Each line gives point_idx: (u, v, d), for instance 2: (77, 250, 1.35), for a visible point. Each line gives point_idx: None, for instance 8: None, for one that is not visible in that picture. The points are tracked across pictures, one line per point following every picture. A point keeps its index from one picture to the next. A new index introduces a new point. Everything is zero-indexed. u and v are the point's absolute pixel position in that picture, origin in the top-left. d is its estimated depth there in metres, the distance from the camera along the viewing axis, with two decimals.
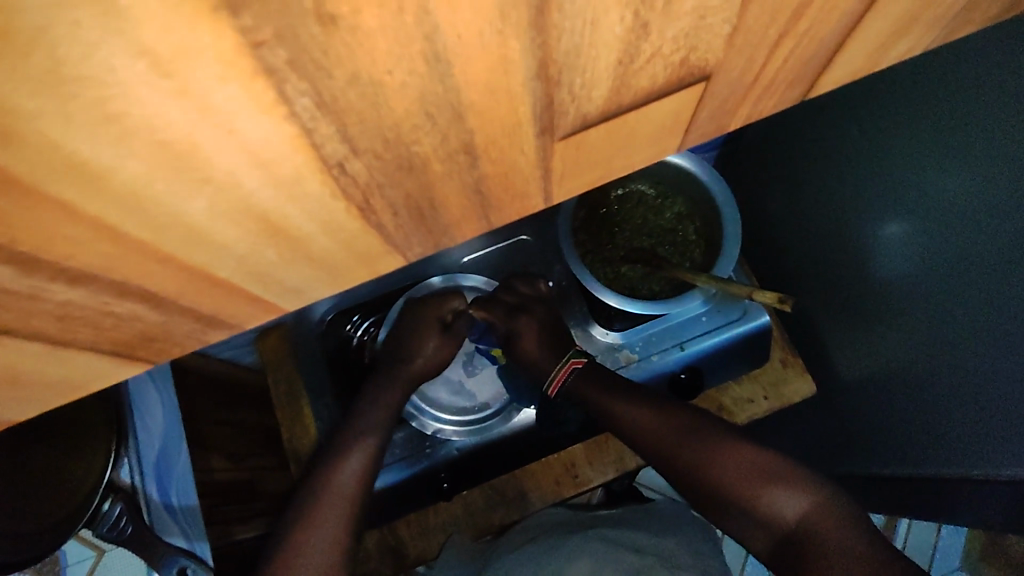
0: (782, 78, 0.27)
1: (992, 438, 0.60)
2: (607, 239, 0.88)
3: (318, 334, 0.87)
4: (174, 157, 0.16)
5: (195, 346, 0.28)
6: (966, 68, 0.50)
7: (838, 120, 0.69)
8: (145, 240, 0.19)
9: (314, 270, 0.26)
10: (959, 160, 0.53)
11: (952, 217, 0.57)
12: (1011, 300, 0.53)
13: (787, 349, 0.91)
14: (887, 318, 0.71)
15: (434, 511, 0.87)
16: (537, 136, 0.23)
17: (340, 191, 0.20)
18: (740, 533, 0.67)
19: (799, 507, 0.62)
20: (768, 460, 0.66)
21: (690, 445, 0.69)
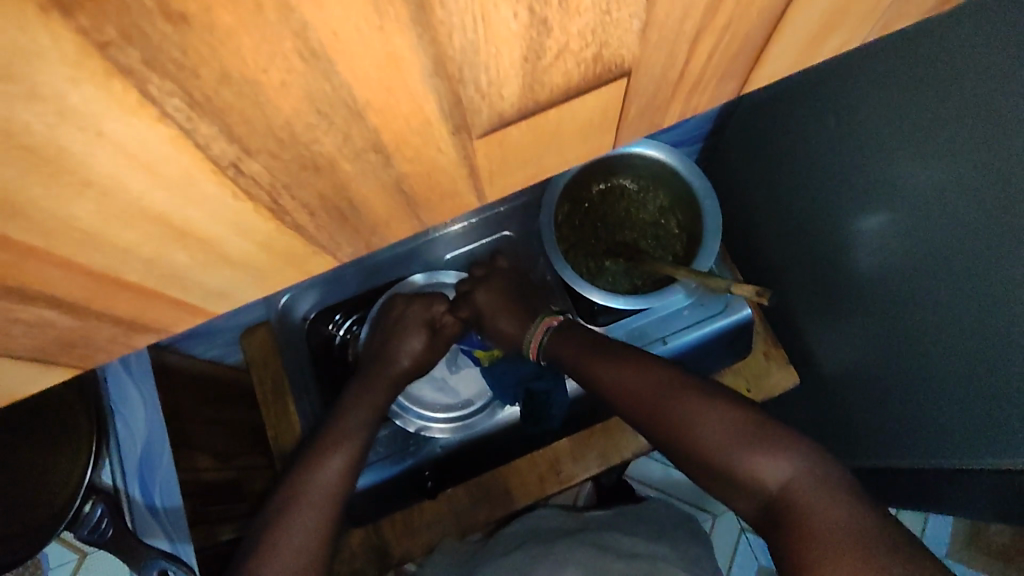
0: (713, 72, 0.26)
1: (980, 424, 0.58)
2: (590, 233, 0.87)
3: (301, 331, 0.88)
4: (43, 161, 0.15)
5: (121, 350, 0.27)
6: (924, 48, 0.48)
7: (811, 112, 0.68)
8: (34, 245, 0.18)
9: (236, 272, 0.25)
10: (930, 142, 0.51)
11: (926, 205, 0.55)
12: (994, 284, 0.50)
13: (770, 340, 0.90)
14: (871, 308, 0.70)
15: (418, 511, 0.84)
16: (451, 134, 0.22)
17: (241, 191, 0.20)
18: (724, 497, 0.59)
19: (785, 472, 0.55)
20: (754, 422, 0.59)
21: (669, 401, 0.63)
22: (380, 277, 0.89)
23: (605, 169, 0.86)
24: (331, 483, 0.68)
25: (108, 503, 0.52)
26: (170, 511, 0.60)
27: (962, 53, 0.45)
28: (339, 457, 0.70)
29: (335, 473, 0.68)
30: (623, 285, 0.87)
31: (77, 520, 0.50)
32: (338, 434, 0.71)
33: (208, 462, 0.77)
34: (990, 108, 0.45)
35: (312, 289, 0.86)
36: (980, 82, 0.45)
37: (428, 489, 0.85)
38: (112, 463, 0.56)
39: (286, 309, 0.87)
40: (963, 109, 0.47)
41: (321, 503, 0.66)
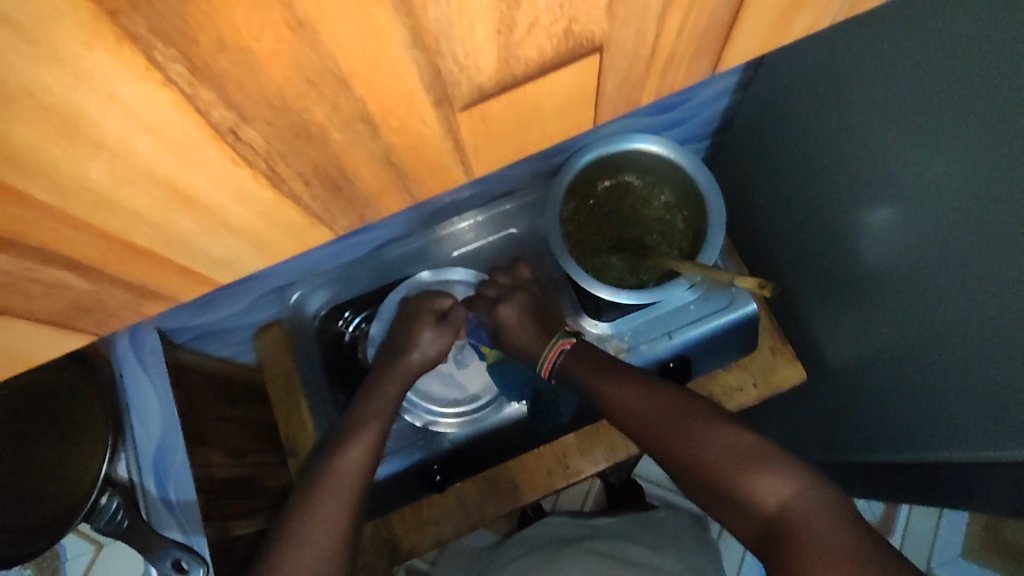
0: (684, 51, 0.28)
1: (986, 420, 0.58)
2: (595, 229, 0.89)
3: (312, 330, 0.91)
4: (62, 123, 0.17)
5: (135, 316, 0.29)
6: (917, 27, 0.50)
7: (815, 105, 0.69)
8: (54, 206, 0.20)
9: (238, 242, 0.27)
10: (923, 120, 0.53)
11: (934, 199, 0.56)
12: (989, 263, 0.52)
13: (777, 337, 0.92)
14: (877, 302, 0.70)
15: (428, 504, 0.87)
16: (434, 106, 0.24)
17: (240, 158, 0.22)
18: (724, 518, 0.62)
19: (784, 494, 0.57)
20: (755, 444, 0.61)
21: (673, 424, 0.65)
22: (390, 274, 0.90)
23: (609, 167, 0.87)
24: (352, 474, 0.70)
25: (122, 496, 0.55)
26: (185, 506, 0.59)
27: (966, 55, 0.46)
28: (359, 445, 0.72)
29: (358, 460, 0.71)
30: (629, 281, 0.88)
31: (94, 512, 0.53)
32: (359, 423, 0.74)
33: (221, 459, 0.78)
34: (981, 82, 0.46)
35: (322, 286, 0.89)
36: (968, 59, 0.46)
37: (436, 483, 0.83)
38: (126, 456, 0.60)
39: (298, 306, 0.89)
40: (954, 86, 0.49)
41: (348, 493, 0.69)
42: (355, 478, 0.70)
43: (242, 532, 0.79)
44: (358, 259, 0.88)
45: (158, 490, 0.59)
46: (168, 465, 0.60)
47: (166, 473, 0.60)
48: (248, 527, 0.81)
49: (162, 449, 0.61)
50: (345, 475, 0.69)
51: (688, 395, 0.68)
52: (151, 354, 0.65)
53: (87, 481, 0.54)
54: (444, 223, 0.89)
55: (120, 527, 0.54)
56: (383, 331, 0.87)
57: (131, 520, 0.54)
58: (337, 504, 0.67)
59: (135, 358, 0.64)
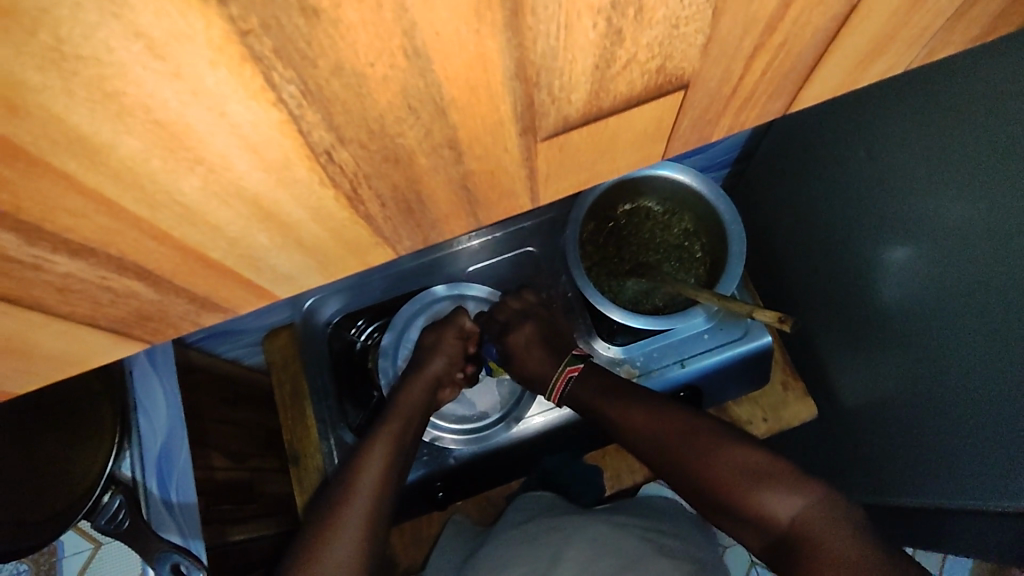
0: (763, 89, 0.28)
1: (995, 472, 0.57)
2: (614, 253, 0.89)
3: (323, 337, 0.89)
4: (169, 136, 0.17)
5: (190, 327, 0.29)
6: (945, 81, 0.50)
7: (841, 145, 0.69)
8: (142, 217, 0.20)
9: (305, 258, 0.27)
10: (949, 168, 0.53)
11: (961, 246, 0.55)
12: (1000, 305, 0.52)
13: (789, 371, 0.91)
14: (889, 342, 0.70)
15: (427, 521, 0.90)
16: (519, 135, 0.24)
17: (328, 179, 0.22)
18: (737, 532, 0.63)
19: (795, 508, 0.58)
20: (762, 459, 0.62)
21: (682, 444, 0.66)
22: (405, 285, 0.89)
23: (630, 191, 0.87)
24: (372, 491, 0.69)
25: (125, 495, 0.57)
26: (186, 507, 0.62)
27: (995, 99, 0.46)
28: (375, 462, 0.71)
29: (376, 478, 0.70)
30: (645, 305, 0.87)
31: (95, 510, 0.55)
32: (379, 438, 0.72)
33: (224, 461, 0.78)
34: (1010, 132, 0.46)
35: (337, 295, 0.87)
36: (996, 108, 0.46)
37: (439, 500, 0.85)
38: (131, 456, 0.63)
39: (311, 312, 0.88)
40: (978, 133, 0.49)
41: (365, 501, 0.68)
42: (369, 502, 0.68)
43: (239, 539, 0.77)
44: (375, 268, 0.86)
45: (161, 491, 0.62)
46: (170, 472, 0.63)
47: (167, 477, 0.63)
48: (246, 533, 0.79)
49: (165, 457, 0.64)
50: (363, 493, 0.68)
51: (696, 414, 0.68)
52: (164, 358, 0.67)
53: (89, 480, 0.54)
54: (461, 239, 0.86)
55: (121, 527, 0.56)
56: (394, 342, 0.87)
57: (131, 521, 0.56)
58: (351, 516, 0.67)
59: (151, 363, 0.66)
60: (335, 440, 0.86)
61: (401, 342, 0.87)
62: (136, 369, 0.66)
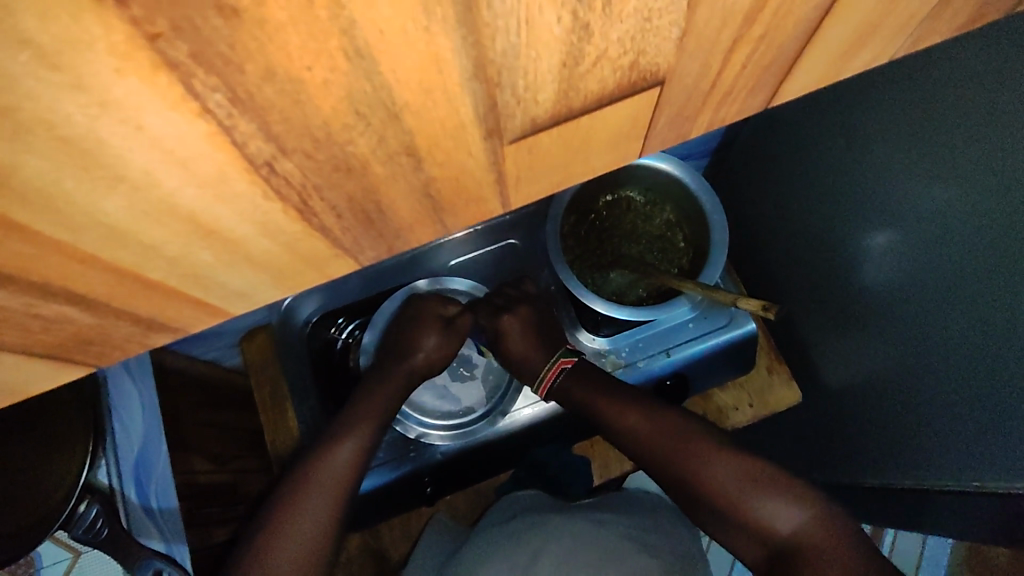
0: (743, 83, 0.26)
1: (990, 456, 0.57)
2: (597, 245, 0.87)
3: (302, 337, 0.85)
4: (80, 154, 0.15)
5: (138, 348, 0.27)
6: (924, 73, 0.49)
7: (822, 134, 0.67)
8: (62, 241, 0.18)
9: (258, 273, 0.25)
10: (931, 155, 0.52)
11: (940, 231, 0.54)
12: (986, 291, 0.51)
13: (775, 356, 0.88)
14: (873, 329, 0.69)
15: (415, 515, 0.86)
16: (484, 139, 0.22)
17: (273, 192, 0.20)
18: (732, 540, 0.65)
19: (794, 520, 0.61)
20: (759, 467, 0.64)
21: (681, 452, 0.67)
22: (385, 282, 0.85)
23: (611, 182, 0.86)
24: (343, 472, 0.69)
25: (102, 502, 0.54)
26: (167, 513, 0.62)
27: (977, 85, 0.45)
28: (346, 447, 0.70)
29: (347, 461, 0.69)
30: (629, 296, 0.86)
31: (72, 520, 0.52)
32: (353, 421, 0.72)
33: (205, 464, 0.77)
34: (989, 117, 0.45)
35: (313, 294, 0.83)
36: (977, 93, 0.45)
37: (427, 495, 0.82)
38: (108, 463, 0.60)
39: (288, 312, 0.84)
40: (959, 117, 0.48)
41: (333, 491, 0.67)
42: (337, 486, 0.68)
43: (221, 541, 0.77)
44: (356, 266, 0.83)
45: (139, 497, 0.61)
46: (150, 473, 0.62)
47: (147, 481, 0.62)
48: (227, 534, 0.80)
49: (142, 459, 0.62)
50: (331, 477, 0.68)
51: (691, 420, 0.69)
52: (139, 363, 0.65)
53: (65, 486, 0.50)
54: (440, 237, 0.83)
55: (101, 536, 0.54)
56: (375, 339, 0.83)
57: (111, 530, 0.54)
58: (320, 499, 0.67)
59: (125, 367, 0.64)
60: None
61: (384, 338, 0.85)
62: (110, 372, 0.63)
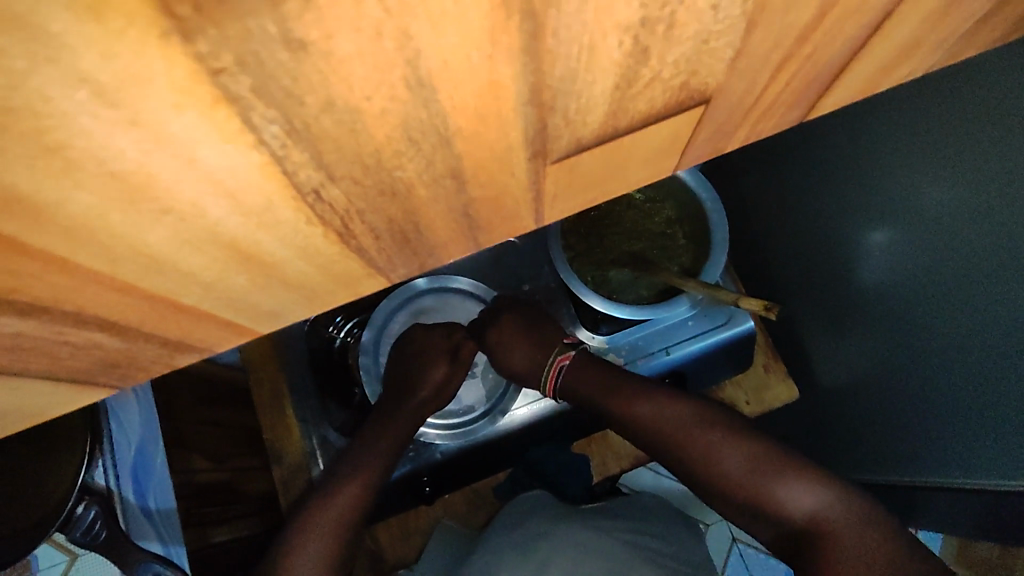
0: (784, 99, 0.26)
1: (991, 453, 0.57)
2: (598, 243, 0.85)
3: (299, 335, 0.84)
4: (129, 189, 0.14)
5: (163, 369, 0.26)
6: (919, 88, 0.49)
7: (818, 137, 0.67)
8: (102, 272, 0.17)
9: (290, 293, 0.24)
10: (929, 157, 0.51)
11: (939, 236, 0.54)
12: (989, 286, 0.51)
13: (771, 354, 0.89)
14: (869, 325, 0.69)
15: (415, 514, 0.85)
16: (528, 160, 0.21)
17: (316, 217, 0.19)
18: (747, 525, 0.64)
19: (809, 504, 0.60)
20: (770, 452, 0.64)
21: (688, 439, 0.66)
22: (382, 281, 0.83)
23: None
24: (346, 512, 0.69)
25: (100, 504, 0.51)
26: (164, 512, 0.65)
27: (973, 100, 0.45)
28: (352, 488, 0.71)
29: (353, 500, 0.70)
30: (629, 293, 0.84)
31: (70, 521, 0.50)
32: (362, 460, 0.73)
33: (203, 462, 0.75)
34: (990, 133, 0.44)
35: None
36: (974, 110, 0.45)
37: (425, 496, 0.81)
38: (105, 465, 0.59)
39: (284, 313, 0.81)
40: (955, 131, 0.47)
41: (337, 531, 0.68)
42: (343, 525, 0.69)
43: (219, 541, 0.75)
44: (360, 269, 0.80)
45: (137, 498, 0.62)
46: (147, 475, 0.64)
47: (144, 481, 0.64)
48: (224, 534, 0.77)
49: (140, 458, 0.64)
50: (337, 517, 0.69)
51: (706, 407, 0.68)
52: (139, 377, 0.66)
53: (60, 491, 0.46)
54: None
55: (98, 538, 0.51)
56: (373, 339, 0.82)
57: (109, 532, 0.51)
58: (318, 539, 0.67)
59: None
60: (318, 439, 0.84)
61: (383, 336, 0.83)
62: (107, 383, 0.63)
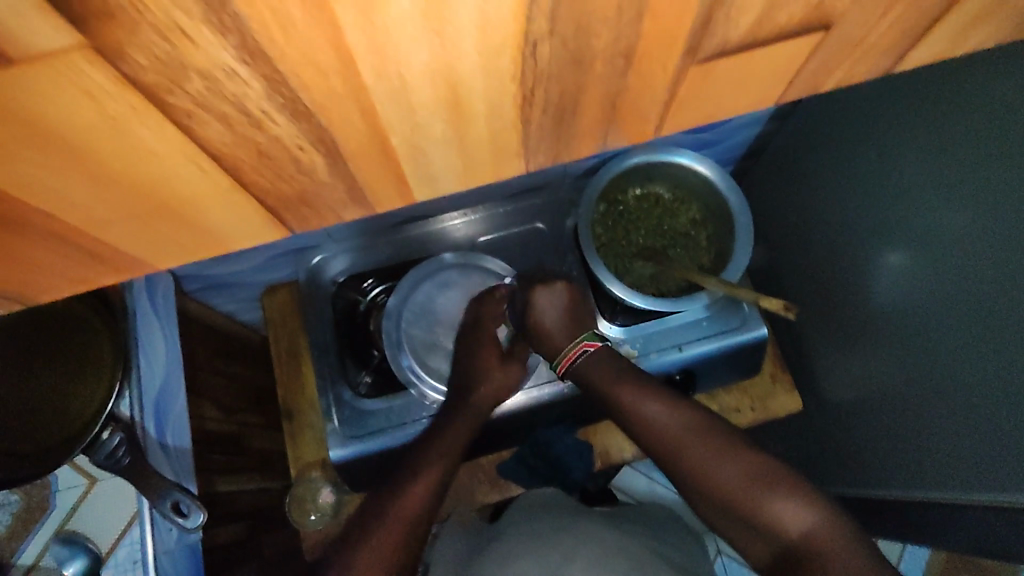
0: (880, 45, 0.30)
1: (964, 462, 0.59)
2: (621, 235, 0.82)
3: (328, 294, 0.81)
4: (432, 3, 0.19)
5: (329, 220, 0.31)
6: (960, 91, 0.53)
7: (845, 146, 0.71)
8: (364, 86, 0.22)
9: (457, 158, 0.29)
10: (951, 158, 0.55)
11: (953, 247, 0.57)
12: (995, 301, 0.53)
13: (777, 364, 0.91)
14: (873, 337, 0.71)
15: None
16: (682, 55, 0.26)
17: (520, 73, 0.24)
18: (737, 541, 0.58)
19: (805, 524, 0.53)
20: (769, 467, 0.56)
21: (685, 449, 0.58)
22: (410, 251, 0.81)
23: (643, 174, 0.81)
24: (417, 505, 0.61)
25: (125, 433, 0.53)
26: (180, 451, 0.63)
27: (1002, 109, 0.49)
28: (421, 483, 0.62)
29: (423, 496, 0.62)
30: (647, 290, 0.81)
31: (93, 446, 0.51)
32: (429, 456, 0.64)
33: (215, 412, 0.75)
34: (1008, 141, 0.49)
35: (346, 250, 0.80)
36: (994, 122, 0.50)
37: None
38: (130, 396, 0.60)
39: (316, 268, 0.80)
40: (979, 135, 0.52)
41: (404, 528, 0.60)
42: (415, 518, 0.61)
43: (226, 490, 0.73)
44: (385, 229, 0.80)
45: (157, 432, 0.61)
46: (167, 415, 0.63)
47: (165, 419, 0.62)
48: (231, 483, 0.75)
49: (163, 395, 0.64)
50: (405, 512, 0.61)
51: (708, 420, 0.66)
52: (163, 304, 0.68)
53: (88, 414, 0.52)
54: (449, 216, 0.81)
55: (120, 464, 0.52)
56: (400, 305, 0.76)
57: (131, 459, 0.52)
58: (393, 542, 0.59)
59: (152, 305, 0.66)
60: (334, 398, 0.76)
61: (409, 301, 0.76)
62: (134, 303, 0.64)
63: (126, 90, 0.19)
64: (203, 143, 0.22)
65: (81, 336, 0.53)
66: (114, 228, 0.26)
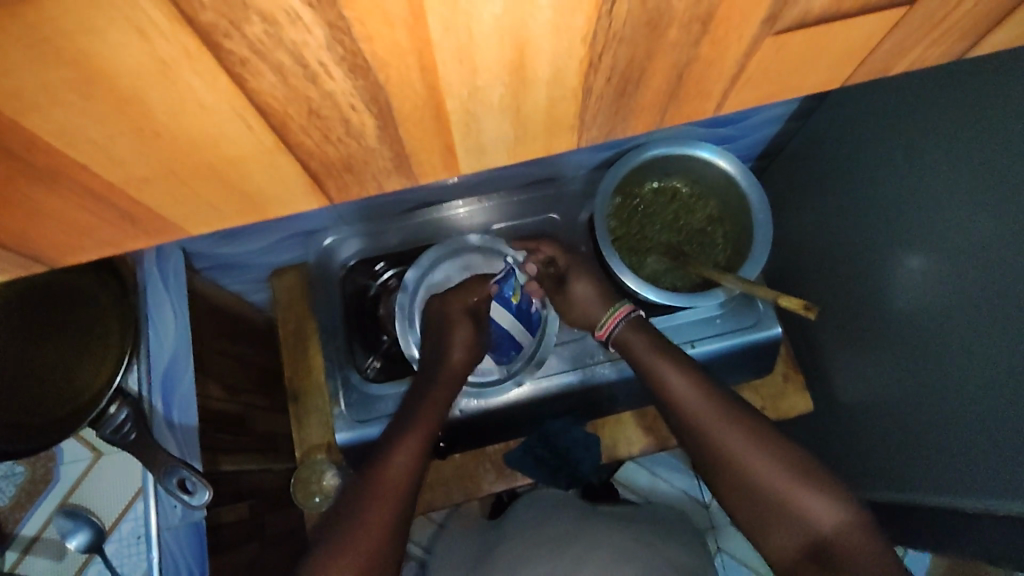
0: (963, 27, 0.28)
1: (961, 471, 0.56)
2: (635, 230, 0.76)
3: (336, 278, 0.77)
4: None
5: (371, 189, 0.29)
6: (954, 93, 0.50)
7: (844, 147, 0.67)
8: (431, 40, 0.20)
9: (511, 128, 0.27)
10: (949, 161, 0.52)
11: (954, 250, 0.53)
12: (993, 313, 0.49)
13: (791, 364, 0.83)
14: (875, 344, 0.67)
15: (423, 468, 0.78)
16: (760, 24, 0.24)
17: (591, 35, 0.22)
18: (753, 531, 0.55)
19: (834, 518, 0.51)
20: (800, 458, 0.54)
21: (718, 430, 0.56)
22: (420, 236, 0.77)
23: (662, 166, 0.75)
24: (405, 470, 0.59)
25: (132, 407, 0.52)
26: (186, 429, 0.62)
27: (998, 120, 0.46)
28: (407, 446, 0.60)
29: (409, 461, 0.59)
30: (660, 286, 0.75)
31: (100, 419, 0.50)
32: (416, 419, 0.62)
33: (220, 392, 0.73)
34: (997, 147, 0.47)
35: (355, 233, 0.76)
36: (988, 127, 0.48)
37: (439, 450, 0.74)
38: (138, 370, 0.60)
39: (325, 251, 0.76)
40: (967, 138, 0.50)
41: (395, 495, 0.57)
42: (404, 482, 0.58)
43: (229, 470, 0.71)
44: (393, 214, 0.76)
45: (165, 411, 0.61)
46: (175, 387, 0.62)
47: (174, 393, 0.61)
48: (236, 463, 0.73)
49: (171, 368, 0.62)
50: (393, 478, 0.58)
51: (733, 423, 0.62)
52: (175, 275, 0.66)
53: (95, 387, 0.50)
54: (454, 204, 0.76)
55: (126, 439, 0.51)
56: (417, 280, 0.74)
57: (137, 434, 0.51)
58: (385, 506, 0.56)
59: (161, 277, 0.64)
60: (342, 380, 0.74)
61: (425, 281, 0.74)
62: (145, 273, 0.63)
63: (182, 32, 0.18)
64: (255, 96, 0.21)
65: (84, 307, 0.51)
66: (151, 187, 0.25)
